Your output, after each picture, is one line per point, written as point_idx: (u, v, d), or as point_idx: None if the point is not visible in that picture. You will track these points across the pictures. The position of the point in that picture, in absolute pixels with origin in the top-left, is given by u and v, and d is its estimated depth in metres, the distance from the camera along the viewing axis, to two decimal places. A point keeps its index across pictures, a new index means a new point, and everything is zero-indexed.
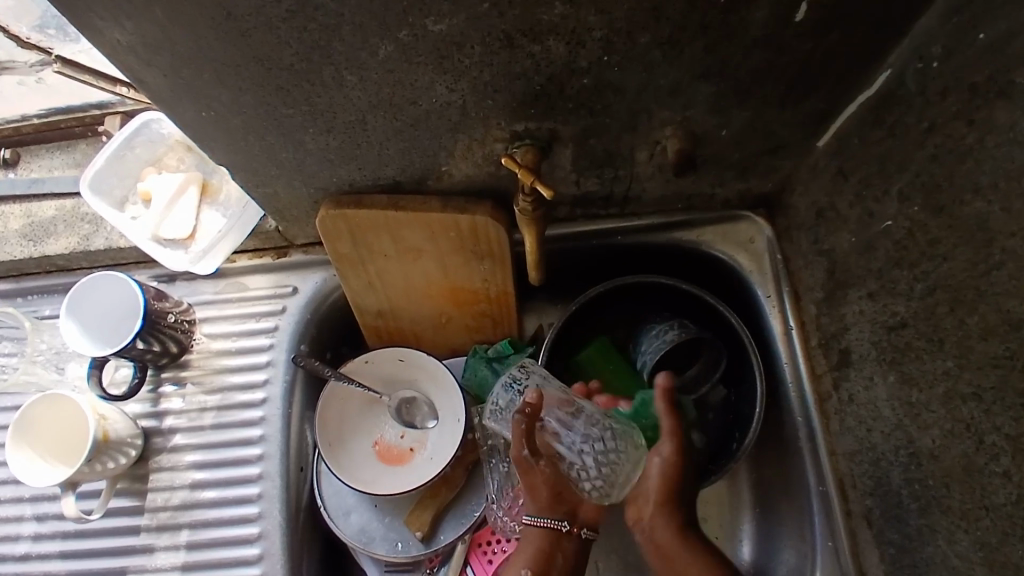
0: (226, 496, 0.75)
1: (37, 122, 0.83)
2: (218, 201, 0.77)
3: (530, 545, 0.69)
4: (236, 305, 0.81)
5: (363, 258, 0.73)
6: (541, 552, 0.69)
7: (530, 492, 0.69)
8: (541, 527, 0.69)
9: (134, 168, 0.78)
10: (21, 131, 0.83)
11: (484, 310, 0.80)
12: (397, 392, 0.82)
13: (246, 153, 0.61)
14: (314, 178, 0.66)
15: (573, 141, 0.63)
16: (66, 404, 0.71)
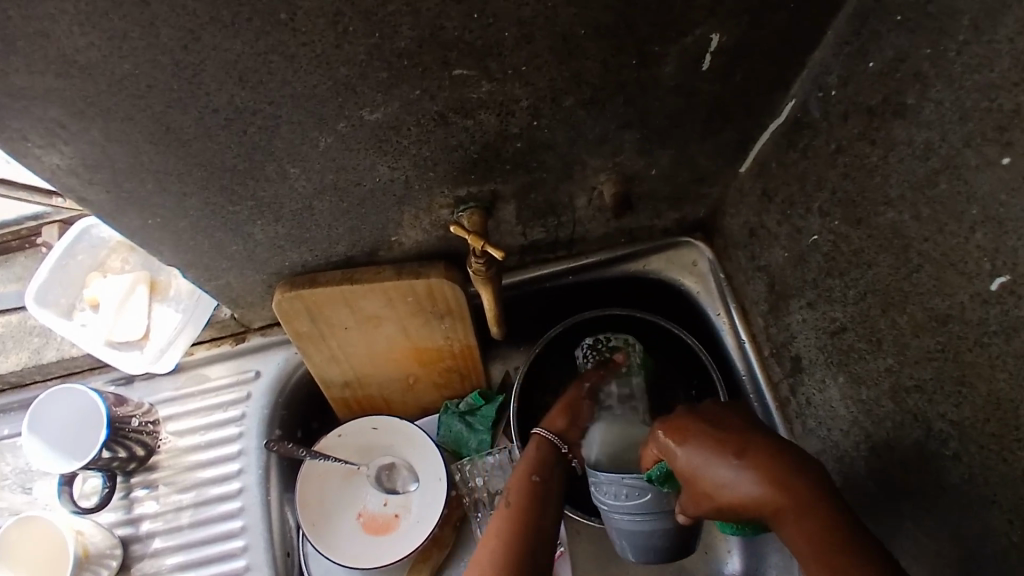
0: None
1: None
2: (169, 297, 0.77)
3: (536, 447, 0.72)
4: (199, 398, 0.80)
5: (323, 334, 0.74)
6: (540, 457, 0.71)
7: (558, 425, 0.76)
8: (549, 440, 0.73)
9: (78, 276, 0.77)
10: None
11: (451, 366, 0.81)
12: (375, 460, 0.82)
13: (196, 251, 0.61)
14: (266, 264, 0.67)
15: (514, 197, 0.65)
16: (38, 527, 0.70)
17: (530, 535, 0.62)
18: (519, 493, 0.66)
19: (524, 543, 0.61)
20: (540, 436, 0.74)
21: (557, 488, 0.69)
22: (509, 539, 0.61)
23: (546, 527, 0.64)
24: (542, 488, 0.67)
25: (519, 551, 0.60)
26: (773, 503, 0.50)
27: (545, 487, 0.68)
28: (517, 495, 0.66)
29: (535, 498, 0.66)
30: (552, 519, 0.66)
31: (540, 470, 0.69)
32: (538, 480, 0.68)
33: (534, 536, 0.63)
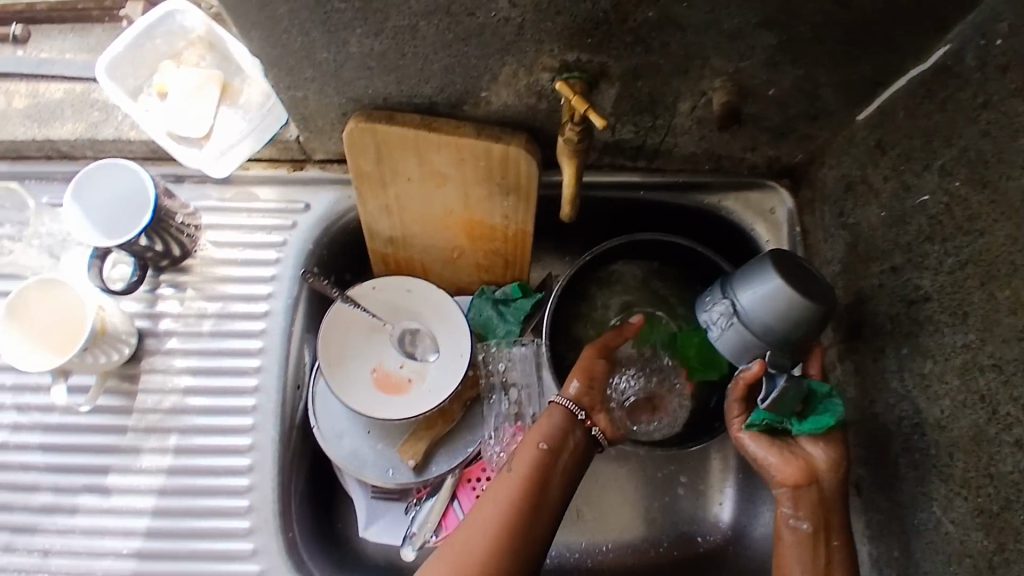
0: (217, 405, 0.73)
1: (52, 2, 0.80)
2: (238, 103, 0.74)
3: (547, 419, 0.69)
4: (244, 215, 0.78)
5: (385, 180, 0.72)
6: (557, 430, 0.69)
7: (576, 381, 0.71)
8: (565, 409, 0.70)
9: (151, 61, 0.74)
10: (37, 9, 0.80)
11: (498, 250, 0.79)
12: (402, 321, 0.81)
13: (284, 49, 0.58)
14: (348, 87, 0.63)
15: (621, 80, 0.61)
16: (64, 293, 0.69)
17: (530, 518, 0.65)
18: (525, 471, 0.67)
19: (522, 516, 0.65)
20: (555, 406, 0.70)
21: (565, 458, 0.68)
22: (501, 539, 0.63)
23: (553, 492, 0.67)
24: (554, 458, 0.68)
25: (520, 546, 0.64)
26: (830, 504, 0.62)
27: (554, 463, 0.68)
28: (525, 475, 0.66)
29: (540, 474, 0.67)
30: (562, 486, 0.68)
31: (551, 440, 0.68)
32: (547, 451, 0.68)
33: (537, 518, 0.65)
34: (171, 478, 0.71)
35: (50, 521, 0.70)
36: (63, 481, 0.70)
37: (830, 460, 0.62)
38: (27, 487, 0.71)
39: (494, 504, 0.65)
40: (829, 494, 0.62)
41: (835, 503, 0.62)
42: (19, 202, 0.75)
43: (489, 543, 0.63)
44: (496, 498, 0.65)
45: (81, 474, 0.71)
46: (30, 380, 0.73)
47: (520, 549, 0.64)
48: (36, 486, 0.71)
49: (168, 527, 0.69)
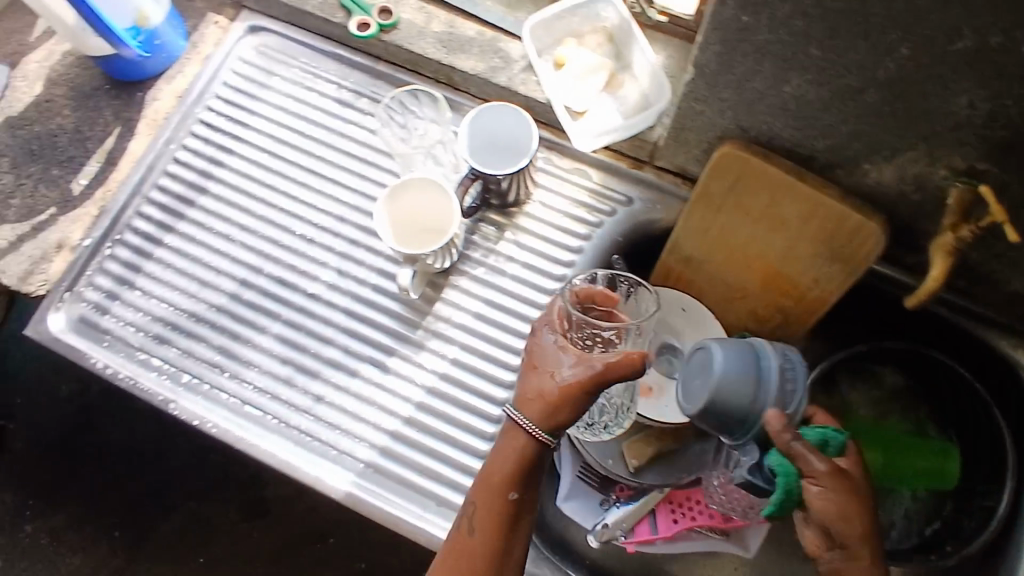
0: (496, 339, 0.82)
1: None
2: (618, 95, 0.81)
3: (507, 441, 0.63)
4: (572, 189, 0.86)
5: (723, 205, 0.76)
6: (512, 453, 0.63)
7: (531, 375, 0.64)
8: None
9: (560, 33, 0.83)
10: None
11: (783, 306, 0.82)
12: (665, 335, 0.84)
13: (725, 66, 0.63)
14: (748, 117, 0.68)
15: (1012, 204, 0.64)
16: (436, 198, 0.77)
17: (495, 557, 0.62)
18: (485, 516, 0.62)
19: (506, 526, 0.62)
20: (539, 445, 0.63)
21: (527, 488, 0.63)
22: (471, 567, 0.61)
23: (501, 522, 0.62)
24: (500, 477, 0.62)
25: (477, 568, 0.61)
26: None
27: (507, 480, 0.62)
28: (484, 489, 0.63)
29: (495, 501, 0.62)
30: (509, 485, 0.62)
31: (517, 486, 0.62)
32: (514, 500, 0.62)
33: (496, 552, 0.62)
34: (440, 383, 0.80)
35: (331, 374, 0.79)
36: (352, 346, 0.81)
37: (832, 477, 0.59)
38: (324, 338, 0.81)
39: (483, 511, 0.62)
40: (848, 533, 0.60)
41: (856, 548, 0.60)
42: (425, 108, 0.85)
43: (483, 548, 0.62)
44: (482, 515, 0.62)
45: (372, 347, 0.81)
46: (358, 254, 0.84)
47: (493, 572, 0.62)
48: (331, 341, 0.81)
49: (424, 422, 0.79)
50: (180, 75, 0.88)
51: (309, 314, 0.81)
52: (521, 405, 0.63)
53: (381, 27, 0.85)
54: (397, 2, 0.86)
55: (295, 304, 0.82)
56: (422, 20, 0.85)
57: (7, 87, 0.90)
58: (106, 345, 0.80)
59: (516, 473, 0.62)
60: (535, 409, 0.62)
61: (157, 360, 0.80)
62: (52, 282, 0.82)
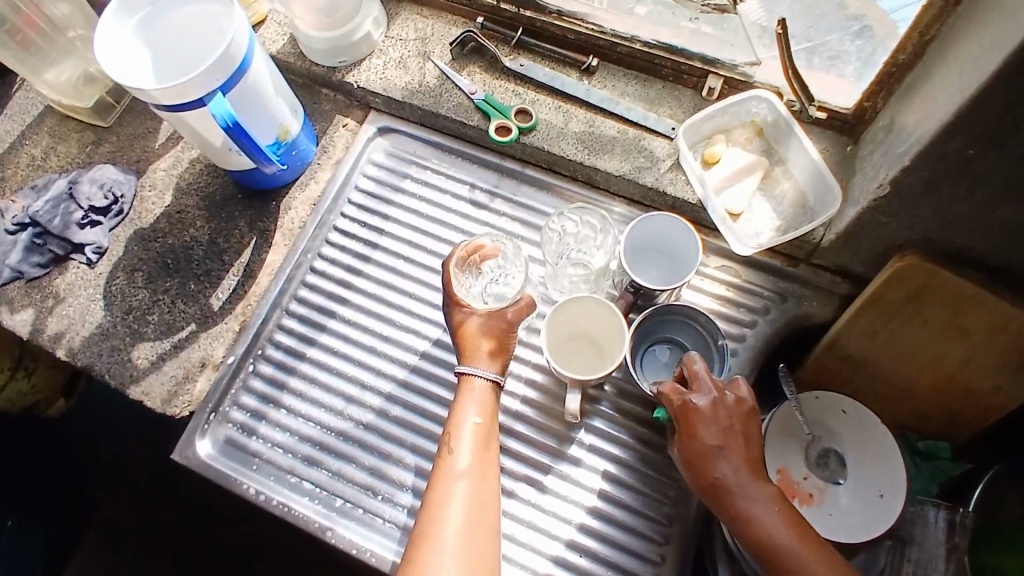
0: (653, 452, 0.77)
1: (639, 46, 0.83)
2: (773, 194, 0.79)
3: (473, 395, 0.70)
4: (721, 287, 0.83)
5: (897, 314, 0.72)
6: (479, 400, 0.70)
7: (492, 348, 0.71)
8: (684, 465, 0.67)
9: (708, 130, 0.81)
10: (618, 48, 0.84)
11: (953, 408, 0.78)
12: (824, 439, 0.79)
13: (932, 186, 0.61)
14: (943, 232, 0.65)
15: None
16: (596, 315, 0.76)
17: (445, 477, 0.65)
18: (471, 446, 0.67)
19: (449, 477, 0.65)
20: (490, 383, 0.70)
21: (491, 428, 0.69)
22: (439, 520, 0.62)
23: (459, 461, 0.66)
24: (479, 441, 0.68)
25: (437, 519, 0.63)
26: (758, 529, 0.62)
27: (487, 431, 0.68)
28: (475, 450, 0.67)
29: (481, 445, 0.67)
30: (485, 451, 0.68)
31: (482, 411, 0.69)
32: (481, 423, 0.69)
33: (481, 502, 0.64)
34: (602, 501, 0.76)
35: None
36: (508, 464, 0.77)
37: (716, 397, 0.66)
38: None
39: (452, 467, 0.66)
40: (710, 441, 0.64)
41: (702, 462, 0.64)
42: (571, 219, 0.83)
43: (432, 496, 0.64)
44: (444, 460, 0.67)
45: (526, 464, 0.77)
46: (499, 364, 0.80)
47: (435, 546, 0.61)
48: None
49: (588, 546, 0.74)
50: (313, 181, 0.87)
51: None
52: (465, 360, 0.71)
53: (520, 130, 0.83)
54: (533, 102, 0.85)
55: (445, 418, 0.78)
56: (561, 120, 0.84)
57: (136, 198, 0.88)
58: (255, 469, 0.78)
59: (490, 420, 0.69)
60: (483, 355, 0.70)
61: (310, 484, 0.77)
62: (197, 404, 0.80)
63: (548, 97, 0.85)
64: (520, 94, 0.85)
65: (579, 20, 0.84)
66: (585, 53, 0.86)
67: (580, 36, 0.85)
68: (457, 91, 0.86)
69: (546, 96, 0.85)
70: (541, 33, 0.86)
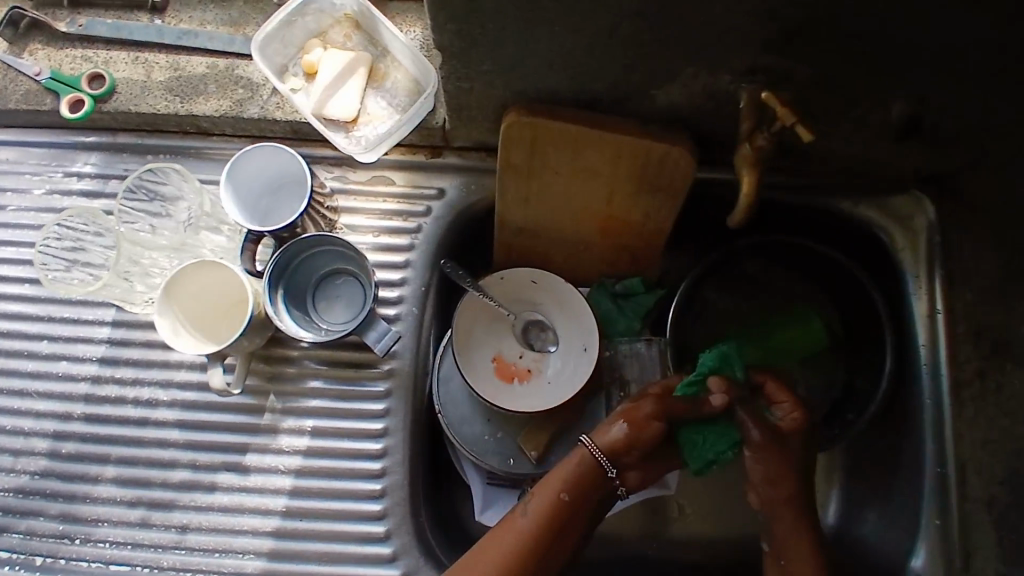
0: (352, 391, 0.75)
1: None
2: (385, 87, 0.73)
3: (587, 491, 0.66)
4: (378, 200, 0.78)
5: (532, 172, 0.71)
6: (578, 475, 0.66)
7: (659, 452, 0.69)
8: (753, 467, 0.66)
9: (300, 38, 0.73)
10: None
11: (627, 243, 0.79)
12: (525, 313, 0.82)
13: (470, 39, 0.57)
14: (519, 79, 0.62)
15: (803, 85, 0.60)
16: (221, 277, 0.68)
17: (544, 556, 0.64)
18: (539, 517, 0.64)
19: (540, 548, 0.64)
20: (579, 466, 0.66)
21: (589, 503, 0.66)
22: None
23: (564, 540, 0.65)
24: (571, 525, 0.65)
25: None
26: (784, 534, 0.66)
27: (574, 512, 0.65)
28: (541, 515, 0.64)
29: (552, 518, 0.64)
30: (579, 526, 0.66)
31: (571, 486, 0.65)
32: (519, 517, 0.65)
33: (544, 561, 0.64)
34: (306, 459, 0.73)
35: (189, 498, 0.73)
36: (201, 458, 0.74)
37: (764, 447, 0.65)
38: (166, 463, 0.73)
39: (513, 531, 0.64)
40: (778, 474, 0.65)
41: (785, 516, 0.66)
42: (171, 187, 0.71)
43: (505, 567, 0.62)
44: (506, 531, 0.64)
45: (221, 450, 0.74)
46: (157, 355, 0.75)
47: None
48: (174, 462, 0.74)
49: (304, 507, 0.73)
50: None
51: (139, 443, 0.74)
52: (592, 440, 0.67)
53: (95, 97, 0.72)
54: (107, 62, 0.74)
55: (122, 438, 0.74)
56: (142, 73, 0.73)
57: None
58: None
59: (582, 492, 0.65)
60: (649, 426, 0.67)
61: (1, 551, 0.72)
62: None
63: (122, 49, 0.74)
64: (89, 55, 0.74)
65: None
66: None
67: None
68: (14, 75, 0.73)
69: (119, 50, 0.74)
70: None
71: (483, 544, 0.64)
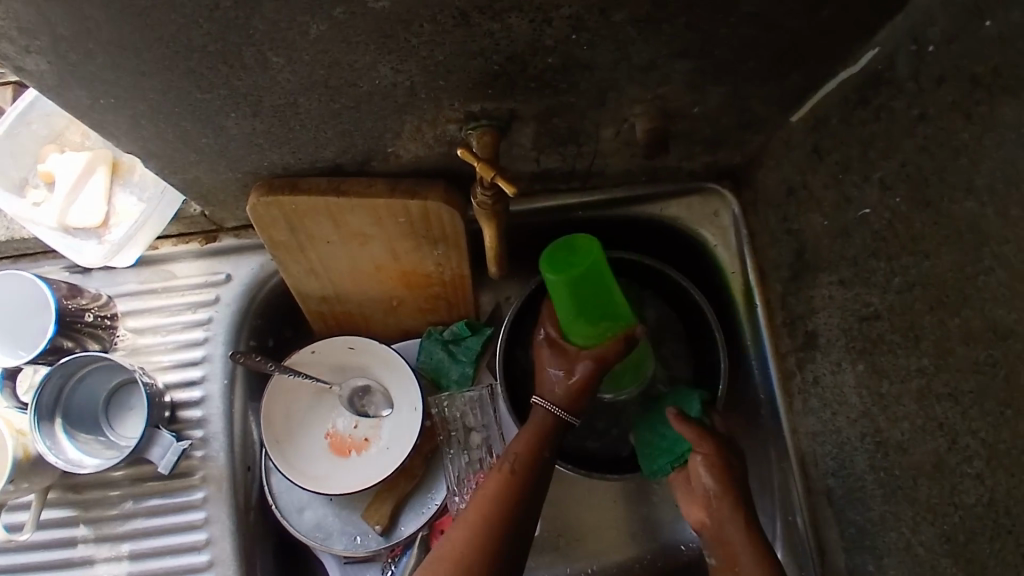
0: (169, 504, 0.70)
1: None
2: (133, 182, 0.68)
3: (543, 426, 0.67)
4: (164, 297, 0.73)
5: (302, 246, 0.67)
6: (540, 428, 0.66)
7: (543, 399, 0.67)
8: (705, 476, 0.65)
9: (31, 147, 0.67)
10: None
11: (437, 293, 0.75)
12: (349, 380, 0.78)
13: (156, 141, 0.52)
14: (241, 162, 0.58)
15: (534, 120, 0.56)
16: None
17: (521, 503, 0.62)
18: (512, 467, 0.63)
19: (516, 490, 0.62)
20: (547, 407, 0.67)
21: (551, 463, 0.66)
22: (493, 531, 0.59)
23: (534, 491, 0.63)
24: (541, 472, 0.64)
25: (503, 530, 0.60)
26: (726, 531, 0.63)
27: (542, 462, 0.65)
28: (513, 469, 0.63)
29: (522, 469, 0.63)
30: (543, 479, 0.64)
31: (539, 448, 0.65)
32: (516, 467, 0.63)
33: (520, 505, 0.61)
34: None
35: None
36: None
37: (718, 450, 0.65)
38: None
39: (491, 491, 0.62)
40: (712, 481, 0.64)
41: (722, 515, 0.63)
42: None
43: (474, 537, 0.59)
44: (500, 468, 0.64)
45: None
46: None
47: (508, 530, 0.60)
48: None
49: None
50: None
51: None
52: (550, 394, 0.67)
53: None
54: None
55: None
56: None
57: None
58: None
59: (543, 451, 0.65)
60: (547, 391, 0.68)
61: None
62: None
63: None
64: None
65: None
66: None
67: None
68: None
69: None
70: None
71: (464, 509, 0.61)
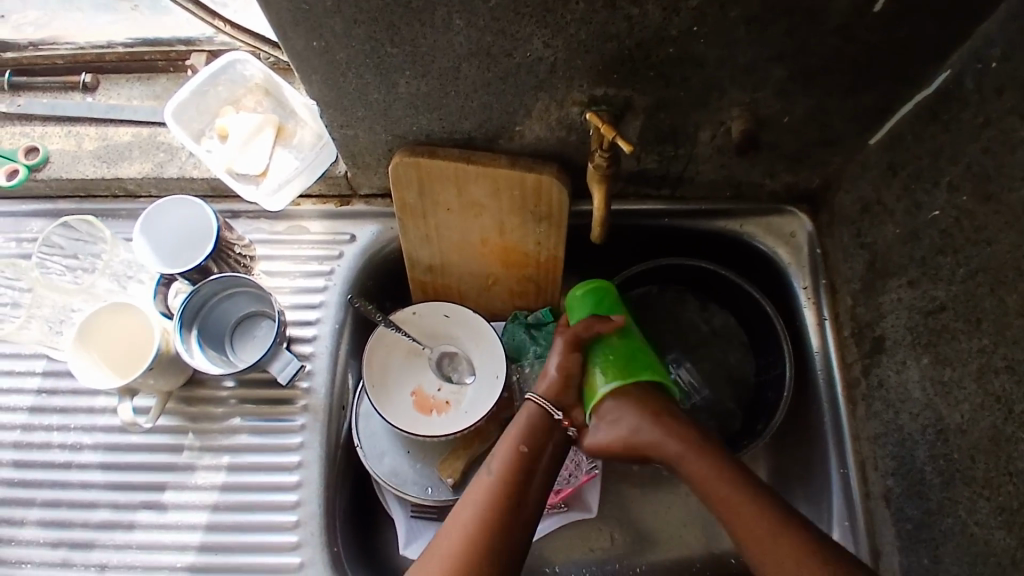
0: (271, 426, 0.78)
1: (121, 51, 0.86)
2: (292, 143, 0.80)
3: (523, 417, 0.70)
4: (295, 247, 0.84)
5: (426, 211, 0.77)
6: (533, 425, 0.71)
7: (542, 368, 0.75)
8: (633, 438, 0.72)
9: (215, 105, 0.81)
10: (105, 58, 0.86)
11: (530, 275, 0.84)
12: (440, 345, 0.85)
13: (338, 90, 0.64)
14: (395, 124, 0.69)
15: (644, 112, 0.66)
16: (130, 319, 0.74)
17: (510, 515, 0.65)
18: (501, 471, 0.67)
19: (508, 501, 0.66)
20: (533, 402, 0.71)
21: (539, 462, 0.69)
22: (473, 547, 0.64)
23: (523, 518, 0.66)
24: (532, 497, 0.67)
25: (485, 551, 0.63)
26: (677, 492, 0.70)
27: (534, 469, 0.68)
28: (505, 472, 0.67)
29: (513, 472, 0.67)
30: (539, 499, 0.68)
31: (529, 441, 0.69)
32: (525, 450, 0.68)
33: (506, 531, 0.65)
34: (223, 494, 0.76)
35: (109, 536, 0.75)
36: (121, 498, 0.76)
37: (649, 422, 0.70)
38: (88, 504, 0.76)
39: (479, 492, 0.67)
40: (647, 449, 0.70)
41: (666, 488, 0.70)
42: (94, 235, 0.78)
43: (464, 543, 0.64)
44: (498, 458, 0.68)
45: (140, 491, 0.77)
46: (82, 402, 0.80)
47: (496, 555, 0.63)
48: (96, 503, 0.76)
49: (220, 541, 0.75)
50: None
51: (62, 486, 0.77)
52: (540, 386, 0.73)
53: (31, 167, 0.81)
54: (41, 136, 0.84)
55: (47, 481, 0.78)
56: (73, 144, 0.83)
57: None
58: None
59: (535, 462, 0.68)
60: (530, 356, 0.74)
61: None
62: None
63: (57, 125, 0.84)
64: (28, 132, 0.84)
65: (53, 44, 0.87)
66: (78, 73, 0.86)
67: (67, 59, 0.86)
68: None
69: (55, 126, 0.84)
70: (31, 69, 0.86)
71: (456, 507, 0.67)
